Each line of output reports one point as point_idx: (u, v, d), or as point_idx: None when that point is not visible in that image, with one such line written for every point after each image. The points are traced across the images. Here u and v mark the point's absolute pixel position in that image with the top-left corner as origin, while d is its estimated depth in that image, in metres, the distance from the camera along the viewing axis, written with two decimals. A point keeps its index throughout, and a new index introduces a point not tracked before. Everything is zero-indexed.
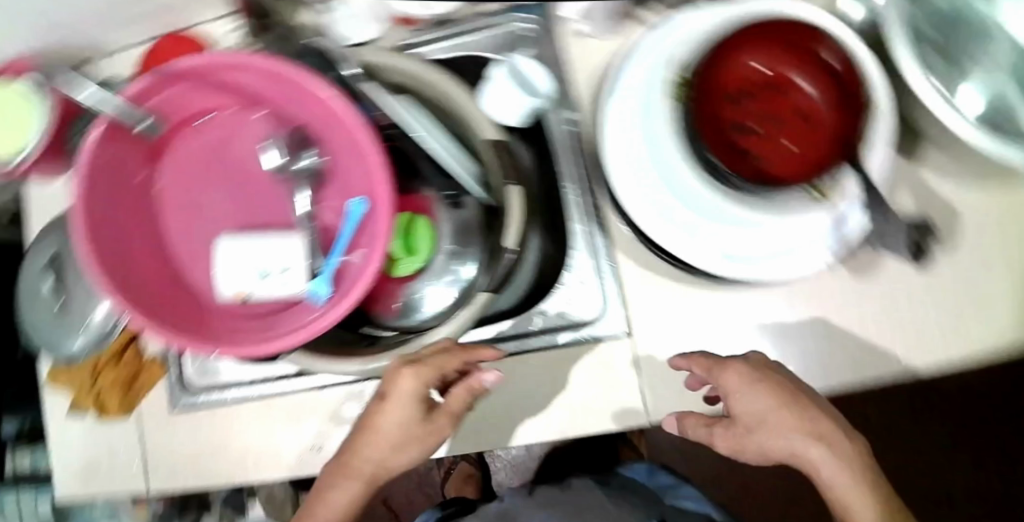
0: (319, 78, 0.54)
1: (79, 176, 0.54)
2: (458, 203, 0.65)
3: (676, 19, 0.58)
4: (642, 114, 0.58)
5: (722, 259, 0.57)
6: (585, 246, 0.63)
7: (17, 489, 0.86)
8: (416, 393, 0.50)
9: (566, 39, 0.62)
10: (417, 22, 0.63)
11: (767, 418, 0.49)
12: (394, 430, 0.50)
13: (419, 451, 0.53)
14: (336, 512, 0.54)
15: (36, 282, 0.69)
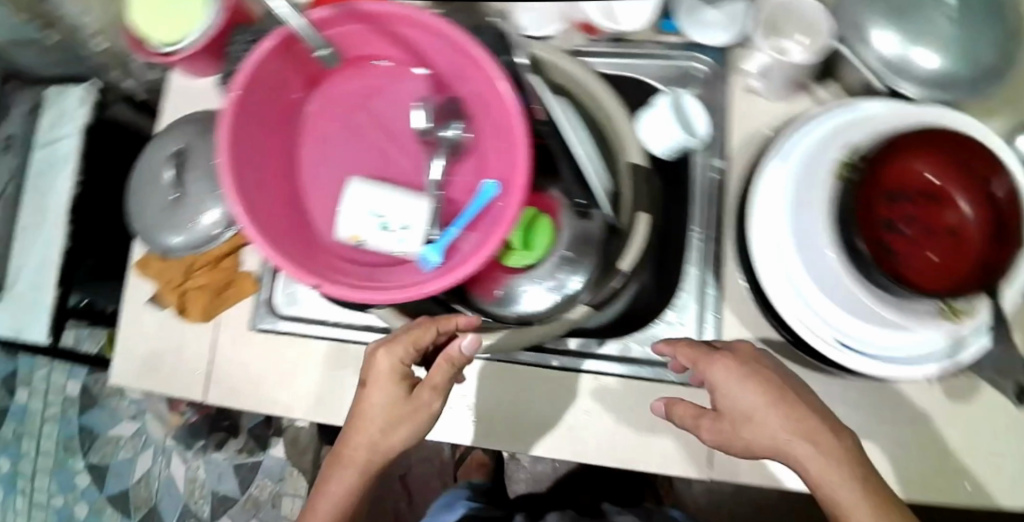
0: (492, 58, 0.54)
1: (241, 78, 0.56)
2: (586, 214, 0.64)
3: (861, 104, 0.57)
4: (797, 182, 0.56)
5: (832, 344, 0.57)
6: (692, 288, 0.63)
7: (54, 364, 1.13)
8: (393, 367, 0.51)
9: (735, 90, 0.63)
10: (597, 34, 0.64)
11: (751, 409, 0.46)
12: (382, 411, 0.51)
13: (411, 428, 0.52)
14: (334, 502, 0.54)
15: (159, 169, 0.70)
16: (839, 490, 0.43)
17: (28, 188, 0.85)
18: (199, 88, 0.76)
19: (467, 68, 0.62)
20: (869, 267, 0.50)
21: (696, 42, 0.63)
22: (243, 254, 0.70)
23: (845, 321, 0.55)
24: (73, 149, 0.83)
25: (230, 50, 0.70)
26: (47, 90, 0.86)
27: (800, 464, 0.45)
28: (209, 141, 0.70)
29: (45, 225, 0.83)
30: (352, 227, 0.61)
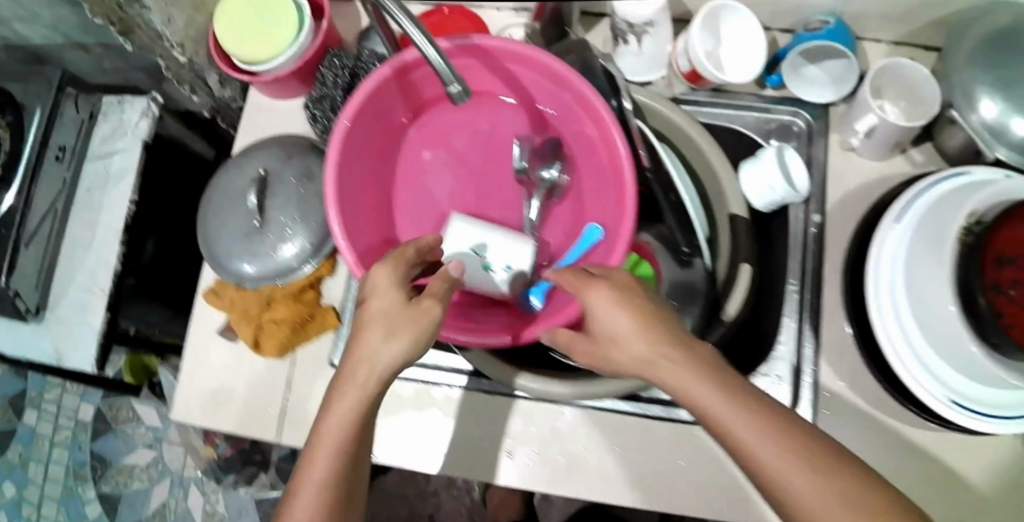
0: (609, 99, 0.54)
1: (352, 102, 0.55)
2: (689, 263, 0.62)
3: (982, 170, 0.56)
4: (915, 243, 0.55)
5: (945, 404, 0.54)
6: (788, 340, 0.63)
7: (68, 389, 1.12)
8: (396, 276, 0.46)
9: (832, 147, 0.64)
10: (704, 85, 0.64)
11: (605, 327, 0.43)
12: (377, 319, 0.42)
13: (416, 336, 0.42)
14: (328, 456, 0.41)
15: (240, 195, 0.68)
16: (740, 433, 0.36)
17: (79, 202, 0.82)
18: (279, 109, 0.74)
19: (575, 110, 0.61)
20: (993, 330, 0.48)
21: (795, 96, 0.65)
22: (324, 287, 0.68)
23: (956, 378, 0.54)
24: (132, 164, 0.81)
25: (320, 74, 0.69)
26: (106, 100, 0.83)
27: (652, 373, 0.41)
28: (293, 166, 0.68)
29: (97, 242, 0.80)
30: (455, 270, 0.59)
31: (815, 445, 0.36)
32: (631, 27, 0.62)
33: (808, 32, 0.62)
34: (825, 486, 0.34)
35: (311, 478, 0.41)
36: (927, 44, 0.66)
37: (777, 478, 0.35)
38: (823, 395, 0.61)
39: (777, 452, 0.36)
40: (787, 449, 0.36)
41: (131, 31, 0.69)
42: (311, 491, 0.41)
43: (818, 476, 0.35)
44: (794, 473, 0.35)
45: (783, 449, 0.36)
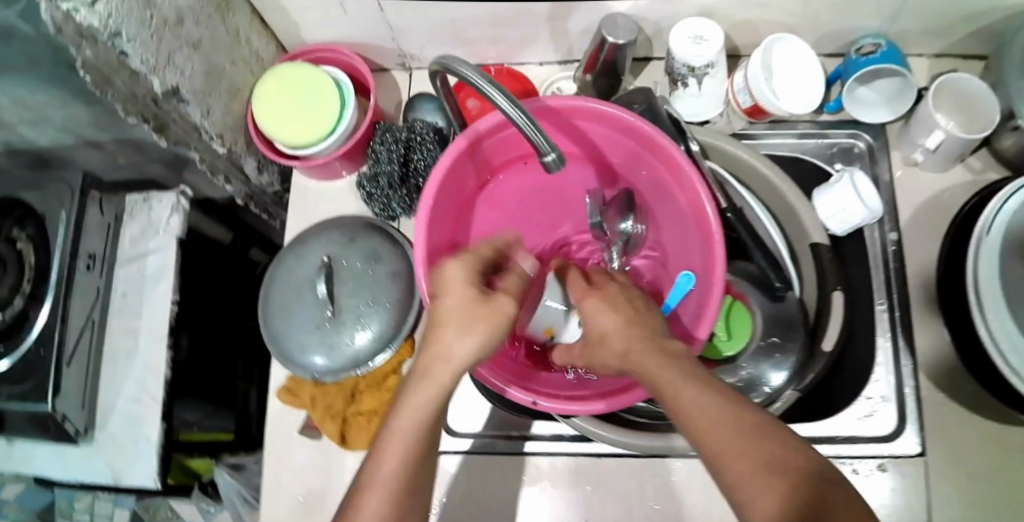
0: (690, 147, 0.53)
1: (432, 178, 0.54)
2: (781, 297, 0.62)
3: None
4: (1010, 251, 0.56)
5: (1015, 373, 0.54)
6: (884, 360, 0.63)
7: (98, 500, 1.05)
8: (468, 275, 0.46)
9: (895, 165, 0.66)
10: (761, 119, 0.66)
11: (597, 328, 0.47)
12: (452, 313, 0.44)
13: (494, 332, 0.44)
14: (403, 445, 0.41)
15: (305, 285, 0.65)
16: (686, 405, 0.39)
17: (114, 310, 0.79)
18: (330, 189, 0.72)
19: (648, 158, 0.60)
20: None
21: (855, 119, 0.66)
22: (405, 369, 0.66)
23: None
24: (167, 264, 0.78)
25: (374, 151, 0.67)
26: (131, 199, 0.81)
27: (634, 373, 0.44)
28: (357, 250, 0.65)
29: (140, 350, 0.77)
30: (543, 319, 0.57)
31: (749, 420, 0.38)
32: (692, 71, 0.62)
33: (863, 57, 0.62)
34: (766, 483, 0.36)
35: (385, 467, 0.41)
36: (966, 53, 0.68)
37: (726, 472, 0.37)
38: (926, 409, 0.61)
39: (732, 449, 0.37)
40: (724, 422, 0.38)
41: (164, 127, 0.64)
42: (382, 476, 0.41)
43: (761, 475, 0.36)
44: (726, 441, 0.37)
45: (734, 451, 0.37)
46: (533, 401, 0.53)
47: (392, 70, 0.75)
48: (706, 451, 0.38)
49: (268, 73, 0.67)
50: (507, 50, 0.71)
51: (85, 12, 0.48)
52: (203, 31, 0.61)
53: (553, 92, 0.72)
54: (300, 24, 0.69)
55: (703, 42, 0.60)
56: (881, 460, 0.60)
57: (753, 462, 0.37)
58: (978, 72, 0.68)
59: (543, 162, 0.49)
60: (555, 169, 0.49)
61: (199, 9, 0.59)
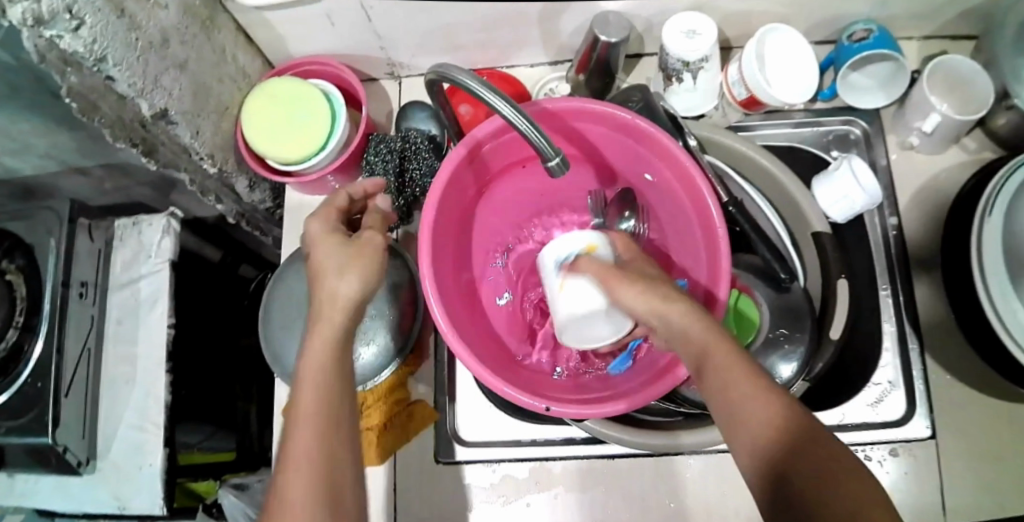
0: (691, 143, 0.53)
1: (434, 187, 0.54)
2: (786, 288, 0.62)
3: None
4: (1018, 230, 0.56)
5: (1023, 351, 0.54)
6: (889, 344, 0.63)
7: None
8: (327, 228, 0.51)
9: (891, 149, 0.67)
10: (755, 110, 0.66)
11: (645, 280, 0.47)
12: (328, 259, 0.48)
13: (368, 266, 0.48)
14: (314, 391, 0.44)
15: (309, 302, 0.64)
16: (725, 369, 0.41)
17: (109, 337, 0.77)
18: None
19: (648, 159, 0.61)
20: None
21: (849, 106, 0.66)
22: (412, 381, 0.65)
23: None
24: (162, 287, 0.77)
25: (368, 163, 0.66)
26: (120, 223, 0.79)
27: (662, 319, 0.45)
28: None
29: (139, 376, 0.76)
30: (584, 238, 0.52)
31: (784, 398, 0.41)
32: (687, 66, 0.62)
33: (855, 43, 0.62)
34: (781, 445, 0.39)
35: (306, 387, 0.44)
36: (956, 34, 0.68)
37: (741, 431, 0.41)
38: (934, 392, 0.62)
39: (756, 409, 0.40)
40: (761, 391, 0.40)
41: (152, 151, 0.63)
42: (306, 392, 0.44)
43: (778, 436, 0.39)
44: (761, 407, 0.40)
45: (754, 410, 0.40)
46: (545, 406, 0.52)
47: (382, 80, 0.74)
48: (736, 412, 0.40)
49: (257, 88, 0.66)
50: (498, 54, 0.71)
51: (70, 39, 0.46)
52: (189, 51, 0.60)
53: (546, 93, 0.71)
54: (287, 38, 0.68)
55: (696, 37, 0.60)
56: (893, 445, 0.61)
57: (784, 430, 0.39)
58: (968, 52, 0.68)
59: (546, 167, 0.49)
60: (558, 174, 0.49)
61: (184, 29, 0.58)
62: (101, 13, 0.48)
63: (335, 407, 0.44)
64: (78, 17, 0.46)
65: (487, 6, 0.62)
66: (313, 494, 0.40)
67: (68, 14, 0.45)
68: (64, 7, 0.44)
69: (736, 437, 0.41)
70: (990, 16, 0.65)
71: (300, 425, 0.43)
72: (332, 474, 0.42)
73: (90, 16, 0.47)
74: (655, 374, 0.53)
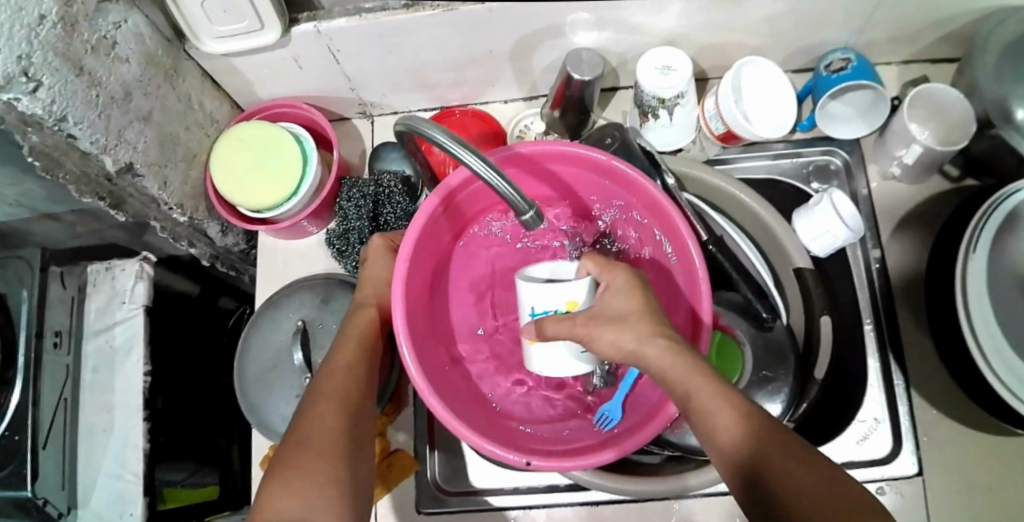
0: (666, 186, 0.52)
1: (408, 240, 0.53)
2: (769, 326, 0.61)
3: None
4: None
5: (1005, 387, 0.53)
6: (876, 380, 0.62)
7: None
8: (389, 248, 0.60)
9: (873, 180, 0.66)
10: (733, 144, 0.65)
11: (621, 309, 0.46)
12: (380, 273, 0.59)
13: None
14: (346, 371, 0.50)
15: (283, 353, 0.63)
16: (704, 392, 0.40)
17: (86, 386, 0.76)
18: (302, 247, 0.70)
19: (624, 197, 0.60)
20: None
21: (828, 136, 0.65)
22: (392, 430, 0.64)
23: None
24: (137, 334, 0.76)
25: (340, 207, 0.65)
26: (93, 268, 0.78)
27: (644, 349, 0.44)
28: (333, 312, 0.63)
29: (117, 425, 0.74)
30: (568, 291, 0.47)
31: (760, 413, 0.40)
32: (662, 102, 0.61)
33: (834, 74, 0.61)
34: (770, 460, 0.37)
35: (340, 355, 0.51)
36: (936, 58, 0.67)
37: (727, 449, 0.39)
38: (919, 426, 0.61)
39: (742, 427, 0.39)
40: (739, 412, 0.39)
41: (121, 202, 0.62)
42: (339, 359, 0.51)
43: (767, 452, 0.37)
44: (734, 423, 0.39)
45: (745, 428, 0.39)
46: (526, 462, 0.50)
47: (354, 118, 0.73)
48: (712, 435, 0.40)
49: (226, 133, 0.65)
50: (470, 90, 0.70)
51: (29, 102, 0.45)
52: (153, 102, 0.58)
53: (521, 130, 0.70)
54: (255, 82, 0.67)
55: (671, 73, 0.59)
56: (880, 483, 0.60)
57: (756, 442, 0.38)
58: (947, 76, 0.67)
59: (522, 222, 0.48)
60: (535, 226, 0.48)
61: (147, 80, 0.57)
62: (59, 72, 0.46)
63: (366, 365, 0.51)
64: (34, 79, 0.45)
65: (456, 45, 0.62)
66: (342, 419, 0.46)
67: (24, 77, 0.44)
68: (20, 70, 0.43)
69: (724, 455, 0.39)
70: (968, 41, 0.64)
71: (337, 374, 0.50)
72: (358, 415, 0.48)
73: (47, 76, 0.45)
74: (635, 425, 0.52)
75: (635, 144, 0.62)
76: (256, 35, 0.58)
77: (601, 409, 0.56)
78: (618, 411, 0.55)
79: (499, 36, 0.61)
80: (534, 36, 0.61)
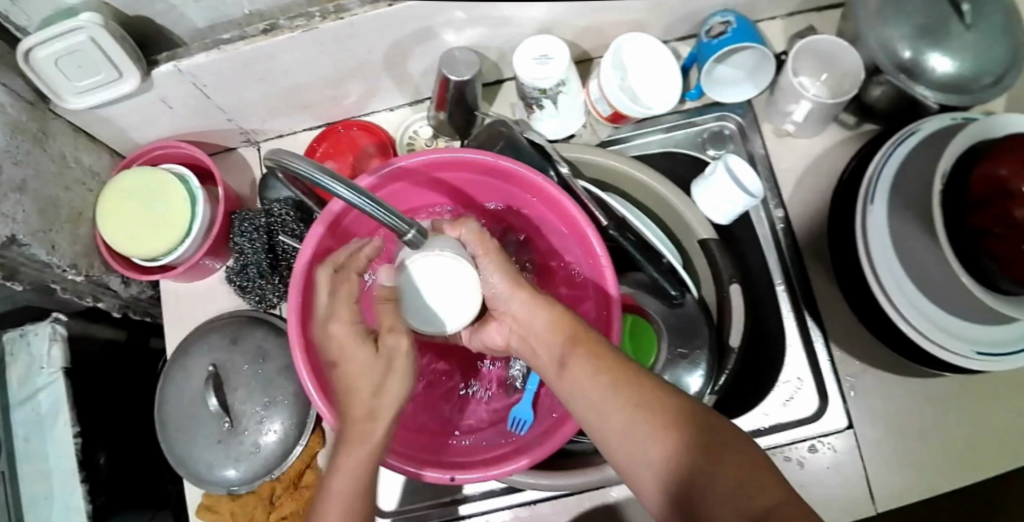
0: (554, 182, 0.52)
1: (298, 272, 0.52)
2: (678, 302, 0.61)
3: (920, 125, 0.58)
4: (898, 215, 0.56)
5: (909, 325, 0.56)
6: (794, 338, 0.62)
7: None
8: (349, 330, 0.47)
9: (768, 139, 0.65)
10: (623, 123, 0.64)
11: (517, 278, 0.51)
12: (357, 373, 0.45)
13: (402, 378, 0.45)
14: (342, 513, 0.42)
15: (197, 401, 0.62)
16: (598, 386, 0.43)
17: (21, 456, 0.73)
18: (205, 287, 0.69)
19: (515, 191, 0.60)
20: (1000, 277, 0.49)
21: (717, 101, 0.65)
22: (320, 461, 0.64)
23: (940, 315, 0.54)
24: (62, 398, 0.73)
25: (235, 243, 0.63)
26: (6, 338, 0.74)
27: (523, 301, 0.50)
28: (241, 351, 0.62)
29: (57, 489, 0.72)
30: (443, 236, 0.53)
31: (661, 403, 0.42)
32: (544, 93, 0.60)
33: (714, 39, 0.61)
34: (676, 436, 0.40)
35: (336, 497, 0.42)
36: (820, 6, 0.66)
37: (631, 436, 0.41)
38: (843, 379, 0.61)
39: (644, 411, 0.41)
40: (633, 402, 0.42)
41: (13, 274, 0.59)
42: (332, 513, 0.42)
43: (672, 429, 0.41)
44: (631, 412, 0.42)
45: (645, 404, 0.41)
46: (451, 477, 0.50)
47: (240, 148, 0.71)
48: (607, 423, 0.42)
49: (112, 184, 0.63)
50: (354, 102, 0.68)
51: None
52: (24, 170, 0.56)
53: (411, 136, 0.69)
54: (128, 129, 0.64)
55: (549, 62, 0.59)
56: (811, 441, 0.60)
57: (652, 433, 0.41)
58: (832, 23, 0.67)
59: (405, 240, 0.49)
60: (419, 243, 0.50)
61: (15, 147, 0.54)
62: None
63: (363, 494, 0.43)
64: None
65: (326, 63, 0.60)
66: None
67: None
68: None
69: (629, 450, 0.41)
70: None
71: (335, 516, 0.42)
72: None
73: None
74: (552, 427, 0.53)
75: (521, 137, 0.61)
76: (117, 85, 0.56)
77: (514, 413, 0.57)
78: (529, 413, 0.57)
79: (367, 47, 0.59)
80: (404, 42, 0.59)
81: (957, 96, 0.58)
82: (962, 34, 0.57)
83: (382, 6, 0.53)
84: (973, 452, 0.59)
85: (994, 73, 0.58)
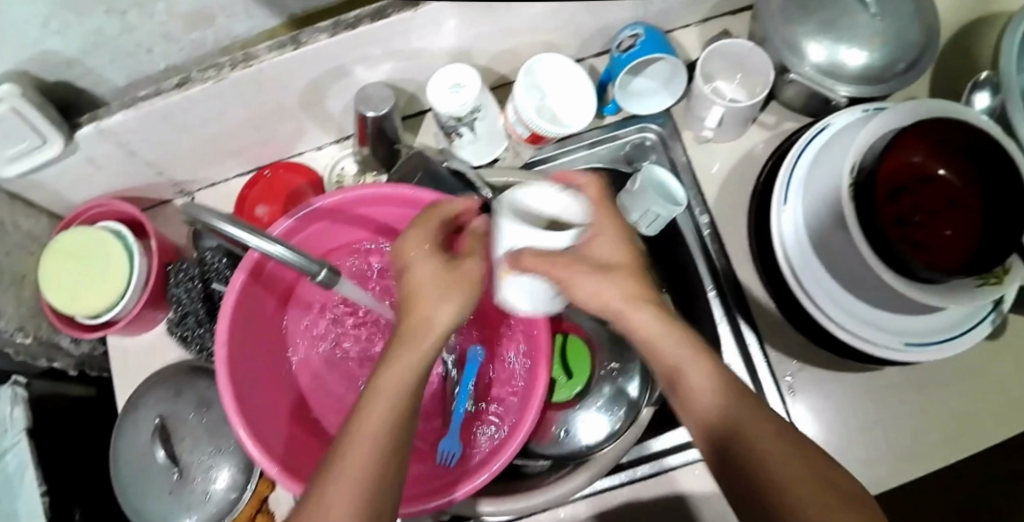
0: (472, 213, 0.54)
1: (225, 320, 0.53)
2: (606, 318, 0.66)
3: (832, 122, 0.59)
4: (812, 216, 0.56)
5: (834, 323, 0.56)
6: (731, 342, 0.62)
7: None
8: (430, 250, 0.47)
9: (688, 146, 0.66)
10: (545, 142, 0.65)
11: (600, 286, 0.45)
12: (433, 304, 0.45)
13: (461, 299, 0.46)
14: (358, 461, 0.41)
15: (145, 455, 0.62)
16: (693, 371, 0.44)
17: None
18: (152, 339, 0.70)
19: None
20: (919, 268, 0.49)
21: (635, 114, 0.65)
22: (273, 503, 0.65)
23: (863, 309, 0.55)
24: (27, 458, 0.71)
25: (173, 294, 0.64)
26: None
27: (613, 303, 0.45)
28: (185, 402, 0.63)
29: None
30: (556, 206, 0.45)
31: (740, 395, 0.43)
32: (460, 121, 0.61)
33: (624, 53, 0.61)
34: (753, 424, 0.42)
35: (365, 432, 0.42)
36: (732, 10, 0.67)
37: (705, 408, 0.43)
38: (782, 379, 0.61)
39: (719, 398, 0.43)
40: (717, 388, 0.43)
41: None
42: (342, 503, 0.40)
43: (742, 395, 0.43)
44: (714, 397, 0.43)
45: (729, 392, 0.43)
46: None
47: (173, 201, 0.73)
48: (689, 400, 0.44)
49: (49, 247, 0.64)
50: (279, 147, 0.70)
51: None
52: None
53: (338, 174, 0.71)
54: (62, 191, 0.66)
55: (461, 90, 0.59)
56: None
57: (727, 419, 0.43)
58: (744, 26, 0.67)
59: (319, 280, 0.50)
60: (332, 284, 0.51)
61: None
62: None
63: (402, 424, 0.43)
64: None
65: (246, 108, 0.61)
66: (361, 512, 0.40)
67: None
68: None
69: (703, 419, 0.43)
70: None
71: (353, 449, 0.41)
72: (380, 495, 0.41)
73: None
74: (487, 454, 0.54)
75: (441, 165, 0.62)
76: (42, 150, 0.57)
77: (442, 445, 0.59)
78: (456, 445, 0.58)
79: (281, 90, 0.59)
80: (319, 81, 0.60)
81: (868, 88, 0.58)
82: (870, 23, 0.57)
83: (288, 50, 0.54)
84: (916, 438, 0.59)
85: (906, 59, 0.58)
